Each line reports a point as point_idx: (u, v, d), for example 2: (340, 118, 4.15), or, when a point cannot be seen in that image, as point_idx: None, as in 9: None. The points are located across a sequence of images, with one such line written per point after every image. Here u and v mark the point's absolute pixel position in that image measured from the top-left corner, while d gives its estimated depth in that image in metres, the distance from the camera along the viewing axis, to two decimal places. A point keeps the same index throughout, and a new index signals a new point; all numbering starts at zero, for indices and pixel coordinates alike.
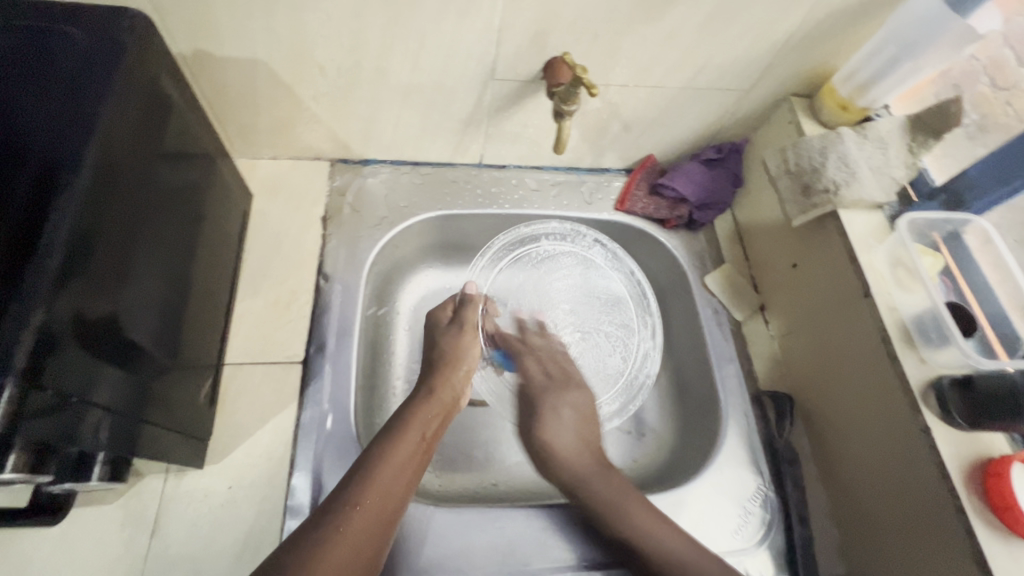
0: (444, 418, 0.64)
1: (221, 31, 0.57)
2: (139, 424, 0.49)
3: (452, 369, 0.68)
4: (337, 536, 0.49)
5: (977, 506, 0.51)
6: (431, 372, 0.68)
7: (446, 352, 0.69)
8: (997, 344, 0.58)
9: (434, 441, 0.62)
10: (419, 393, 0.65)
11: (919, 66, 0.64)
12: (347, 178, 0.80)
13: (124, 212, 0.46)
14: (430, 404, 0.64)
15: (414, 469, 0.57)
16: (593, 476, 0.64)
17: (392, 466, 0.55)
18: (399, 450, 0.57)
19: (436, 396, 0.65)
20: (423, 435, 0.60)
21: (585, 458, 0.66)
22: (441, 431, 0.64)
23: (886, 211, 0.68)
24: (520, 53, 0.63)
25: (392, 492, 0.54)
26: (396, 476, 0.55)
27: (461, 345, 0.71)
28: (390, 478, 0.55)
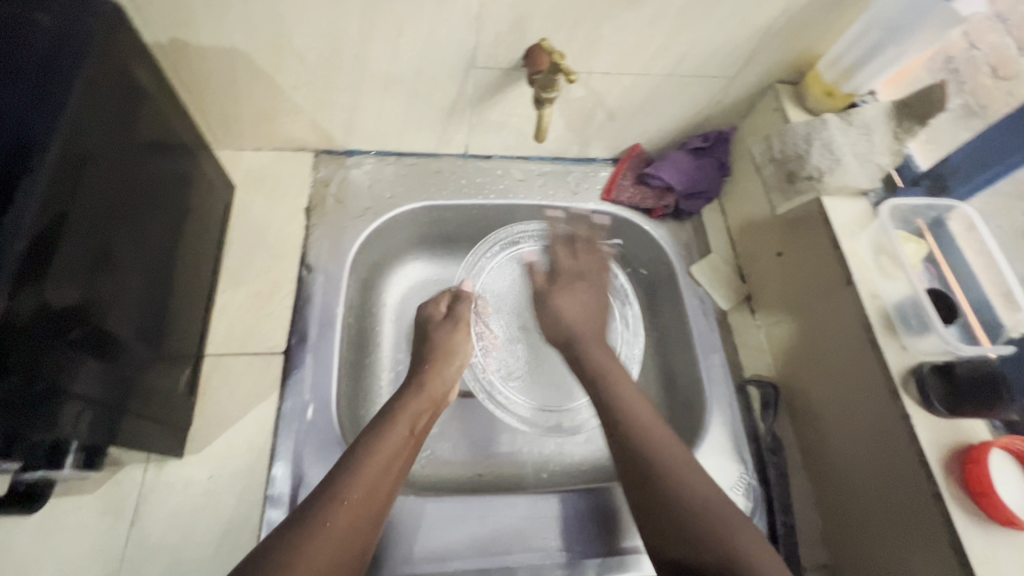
0: (432, 412, 0.64)
1: (197, 20, 0.57)
2: (118, 413, 0.49)
3: (445, 362, 0.69)
4: (324, 530, 0.48)
5: (956, 492, 0.51)
6: (421, 367, 0.67)
7: (438, 347, 0.69)
8: (979, 331, 0.57)
9: (422, 434, 0.62)
10: (408, 387, 0.65)
11: (903, 51, 0.63)
12: (331, 168, 0.80)
13: (94, 199, 0.46)
14: (420, 398, 0.63)
15: (402, 462, 0.58)
16: (606, 386, 0.63)
17: (381, 460, 0.55)
18: (390, 445, 0.57)
19: (426, 390, 0.65)
20: (413, 428, 0.60)
21: (606, 378, 0.64)
22: (430, 424, 0.64)
23: (870, 198, 0.68)
24: (499, 41, 0.63)
25: (382, 484, 0.54)
26: (386, 468, 0.55)
27: (452, 341, 0.71)
28: (382, 468, 0.55)
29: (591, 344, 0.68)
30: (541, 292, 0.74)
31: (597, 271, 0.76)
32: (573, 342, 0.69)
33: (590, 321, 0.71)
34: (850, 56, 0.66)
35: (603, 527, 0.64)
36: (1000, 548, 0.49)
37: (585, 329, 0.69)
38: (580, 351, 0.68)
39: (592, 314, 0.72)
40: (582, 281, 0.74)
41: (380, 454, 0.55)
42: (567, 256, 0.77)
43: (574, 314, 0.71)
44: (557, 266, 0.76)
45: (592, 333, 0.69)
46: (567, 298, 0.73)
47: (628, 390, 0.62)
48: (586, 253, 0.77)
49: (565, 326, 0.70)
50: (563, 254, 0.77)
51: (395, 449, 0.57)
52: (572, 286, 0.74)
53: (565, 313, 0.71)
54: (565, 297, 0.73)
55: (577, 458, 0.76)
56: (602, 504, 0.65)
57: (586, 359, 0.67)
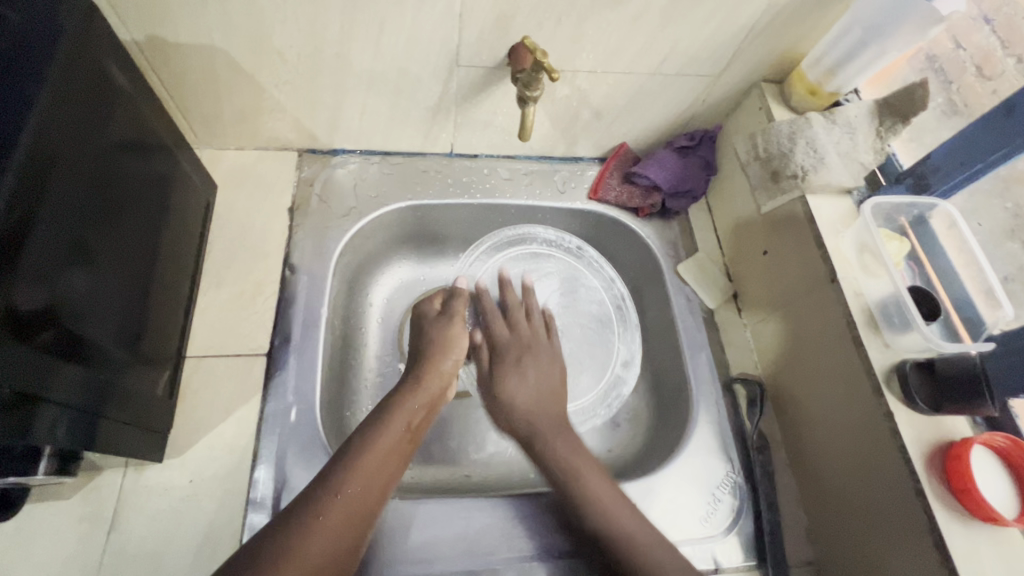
0: (432, 406, 0.64)
1: (174, 17, 0.56)
2: (95, 418, 0.49)
3: (442, 357, 0.67)
4: (316, 526, 0.49)
5: (938, 488, 0.51)
6: (420, 360, 0.67)
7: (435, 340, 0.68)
8: (962, 329, 0.58)
9: (420, 432, 0.61)
10: (407, 381, 0.64)
11: (885, 50, 0.63)
12: (315, 168, 0.79)
13: (65, 201, 0.45)
14: (418, 393, 0.63)
15: (396, 460, 0.57)
16: (579, 483, 0.59)
17: (375, 455, 0.55)
18: (386, 440, 0.57)
19: (424, 384, 0.64)
20: (409, 425, 0.60)
21: (574, 472, 0.60)
22: (430, 418, 0.63)
23: (854, 196, 0.68)
24: (483, 39, 0.62)
25: (377, 482, 0.54)
26: (382, 462, 0.55)
27: (453, 336, 0.69)
28: (374, 465, 0.55)
29: (551, 435, 0.64)
30: (489, 376, 0.70)
31: (524, 334, 0.72)
32: (535, 442, 0.64)
33: (545, 404, 0.66)
34: (832, 55, 0.66)
35: None
36: (980, 543, 0.49)
37: (540, 422, 0.65)
38: (543, 449, 0.63)
39: (548, 391, 0.68)
40: (525, 355, 0.70)
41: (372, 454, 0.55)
42: (453, 365, 0.67)
43: (529, 392, 0.67)
44: (491, 338, 0.72)
45: (552, 428, 0.64)
46: (523, 381, 0.68)
47: (595, 478, 0.60)
48: (514, 375, 0.68)
49: (519, 417, 0.66)
50: (502, 329, 0.72)
51: (389, 448, 0.57)
52: (527, 360, 0.70)
53: (519, 397, 0.67)
54: (513, 381, 0.68)
55: None
56: None
57: (539, 441, 0.64)
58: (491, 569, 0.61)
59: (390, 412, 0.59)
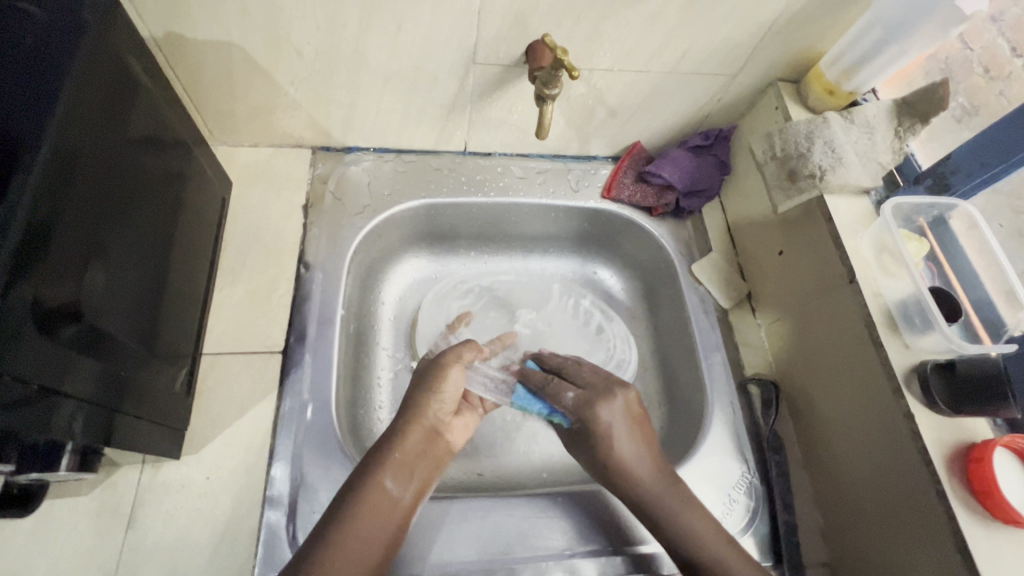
0: (426, 452, 0.59)
1: (194, 14, 0.56)
2: (113, 414, 0.49)
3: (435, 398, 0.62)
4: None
5: (959, 490, 0.51)
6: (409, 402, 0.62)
7: (426, 381, 0.63)
8: (982, 331, 0.57)
9: (415, 480, 0.58)
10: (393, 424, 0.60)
11: (905, 49, 0.62)
12: (329, 166, 0.79)
13: (87, 195, 0.45)
14: (406, 442, 0.58)
15: (386, 518, 0.54)
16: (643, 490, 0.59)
17: (359, 519, 0.52)
18: (367, 499, 0.54)
19: (413, 430, 0.59)
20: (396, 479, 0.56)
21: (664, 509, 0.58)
22: (425, 465, 0.59)
23: (872, 197, 0.67)
24: (500, 36, 0.62)
25: (364, 545, 0.52)
26: (366, 526, 0.53)
27: (446, 375, 0.63)
28: (363, 531, 0.52)
29: (676, 505, 0.58)
30: (582, 442, 0.63)
31: (610, 392, 0.63)
32: (653, 503, 0.58)
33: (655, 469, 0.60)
34: (851, 54, 0.66)
35: (607, 525, 0.64)
36: (1002, 546, 0.49)
37: (659, 487, 0.58)
38: (663, 514, 0.58)
39: (657, 453, 0.61)
40: (640, 424, 0.62)
41: (355, 521, 0.52)
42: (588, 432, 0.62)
43: (637, 453, 0.60)
44: (569, 407, 0.64)
45: (670, 485, 0.59)
46: (626, 436, 0.61)
47: (701, 521, 0.57)
48: (612, 418, 0.61)
49: (636, 485, 0.59)
50: (568, 391, 0.65)
51: (372, 509, 0.54)
52: (636, 424, 0.62)
53: (628, 456, 0.60)
54: (618, 441, 0.60)
55: None
56: (604, 503, 0.65)
57: (625, 485, 0.60)
58: (508, 569, 0.60)
59: (374, 473, 0.56)
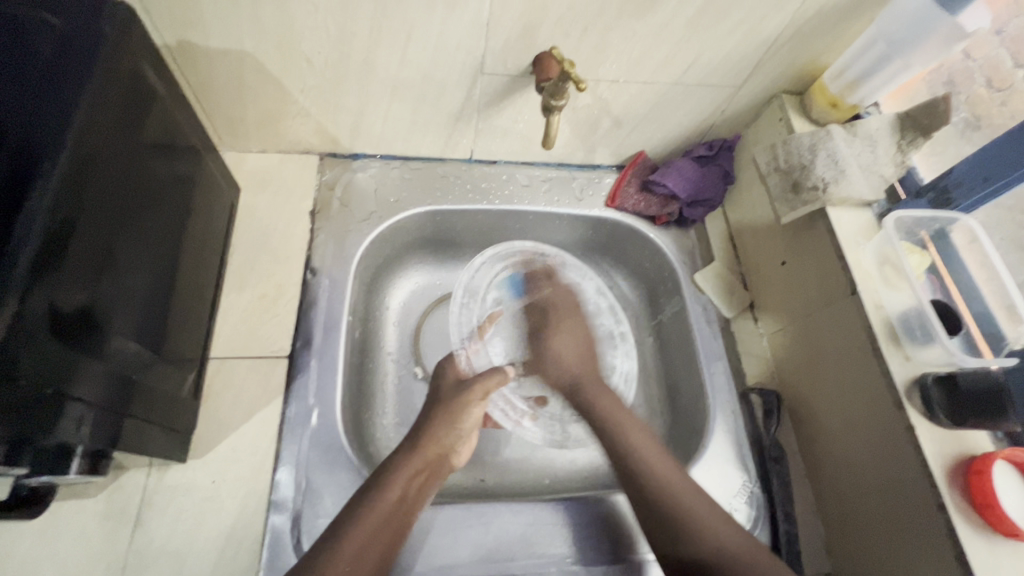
0: (430, 472, 0.61)
1: (207, 23, 0.57)
2: (122, 417, 0.49)
3: (451, 423, 0.65)
4: None
5: (959, 502, 0.52)
6: (422, 424, 0.64)
7: (444, 406, 0.66)
8: (982, 344, 0.58)
9: (419, 497, 0.59)
10: (404, 444, 0.62)
11: (909, 64, 0.63)
12: (336, 172, 0.79)
13: (102, 200, 0.46)
14: (414, 458, 0.60)
15: (391, 531, 0.56)
16: (623, 438, 0.64)
17: (364, 530, 0.54)
18: (377, 510, 0.55)
19: (421, 448, 0.62)
20: (404, 493, 0.58)
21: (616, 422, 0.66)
22: (428, 484, 0.61)
23: (874, 209, 0.68)
24: (509, 47, 0.63)
25: (369, 556, 0.54)
26: (372, 536, 0.54)
27: (466, 410, 0.66)
28: (368, 539, 0.54)
29: (595, 387, 0.70)
30: (536, 339, 0.76)
31: (563, 297, 0.78)
32: (578, 392, 0.70)
33: (586, 362, 0.73)
34: (854, 68, 0.67)
35: (606, 531, 0.64)
36: (1003, 559, 0.49)
37: (582, 373, 0.71)
38: (589, 398, 0.69)
39: (590, 358, 0.73)
40: (563, 318, 0.76)
41: (361, 527, 0.54)
42: (567, 349, 0.74)
43: (572, 356, 0.73)
44: (540, 300, 0.78)
45: (591, 376, 0.71)
46: (562, 340, 0.75)
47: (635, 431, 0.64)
48: (560, 333, 0.75)
49: (561, 374, 0.72)
50: (545, 291, 0.79)
51: (383, 518, 0.55)
52: (567, 325, 0.76)
53: (563, 352, 0.73)
54: (558, 338, 0.74)
55: (582, 464, 0.76)
56: (604, 511, 0.65)
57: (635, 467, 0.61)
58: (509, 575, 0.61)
59: (388, 479, 0.58)
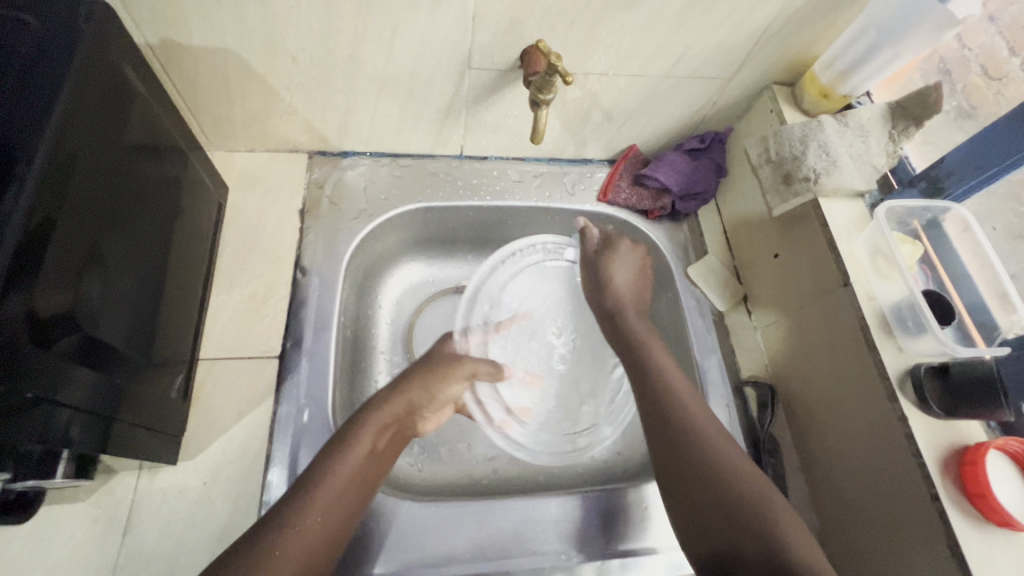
0: (398, 429, 0.62)
1: (189, 20, 0.56)
2: (110, 420, 0.49)
3: (427, 390, 0.66)
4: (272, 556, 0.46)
5: (951, 492, 0.52)
6: (396, 383, 0.64)
7: (416, 370, 0.66)
8: (976, 333, 0.58)
9: (389, 452, 0.60)
10: (373, 398, 0.62)
11: (898, 53, 0.63)
12: (326, 170, 0.79)
13: (84, 202, 0.45)
14: (384, 413, 0.60)
15: (364, 481, 0.55)
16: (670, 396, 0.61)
17: (339, 482, 0.53)
18: (349, 460, 0.54)
19: (391, 402, 0.61)
20: (375, 446, 0.57)
21: (666, 397, 0.61)
22: (395, 442, 0.61)
23: (867, 200, 0.68)
24: (495, 42, 0.62)
25: (342, 509, 0.53)
26: (344, 488, 0.53)
27: (451, 372, 0.68)
28: (341, 486, 0.53)
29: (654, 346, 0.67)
30: (592, 261, 0.76)
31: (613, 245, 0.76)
32: (616, 314, 0.71)
33: (639, 289, 0.74)
34: (846, 57, 0.66)
35: (607, 525, 0.64)
36: (996, 549, 0.49)
37: (631, 296, 0.72)
38: (624, 326, 0.70)
39: (644, 281, 0.75)
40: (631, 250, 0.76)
41: (334, 478, 0.53)
42: (627, 279, 0.74)
43: (627, 280, 0.73)
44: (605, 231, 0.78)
45: (639, 304, 0.72)
46: (624, 268, 0.74)
47: (658, 351, 0.66)
48: (625, 254, 0.75)
49: (609, 296, 0.73)
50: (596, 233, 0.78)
51: (353, 470, 0.54)
52: (621, 254, 0.75)
53: (620, 281, 0.73)
54: (616, 264, 0.74)
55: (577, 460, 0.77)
56: (605, 507, 0.65)
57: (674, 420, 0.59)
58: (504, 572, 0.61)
59: (359, 428, 0.57)
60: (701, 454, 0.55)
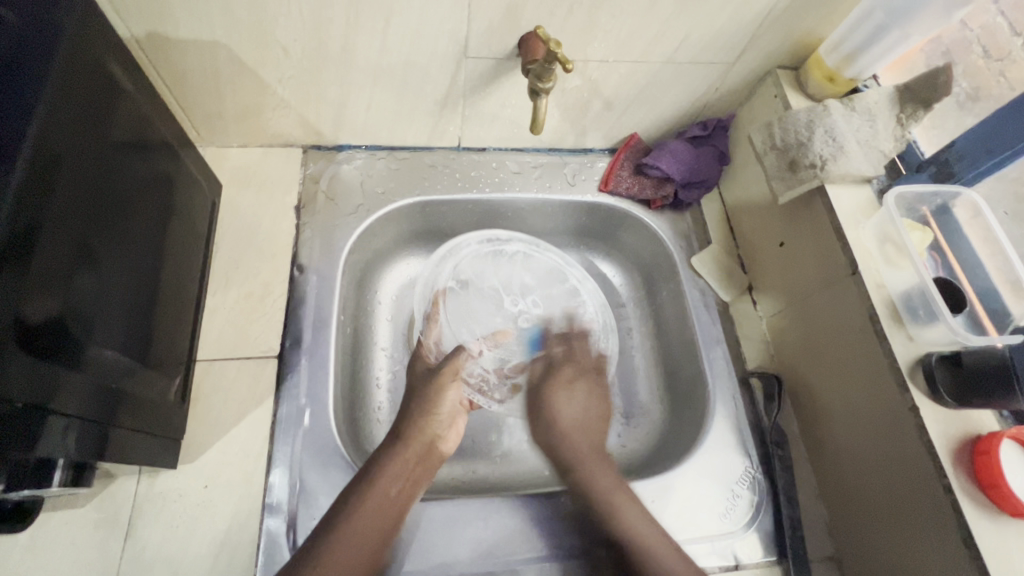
0: (418, 462, 0.62)
1: (176, 12, 0.54)
2: (107, 427, 0.48)
3: (430, 415, 0.66)
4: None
5: (965, 483, 0.51)
6: (404, 417, 0.65)
7: (421, 399, 0.67)
8: (987, 320, 0.57)
9: (412, 487, 0.61)
10: (389, 438, 0.63)
11: (907, 34, 0.61)
12: (320, 165, 0.77)
13: (71, 204, 0.44)
14: (400, 451, 0.62)
15: (386, 518, 0.58)
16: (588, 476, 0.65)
17: (354, 524, 0.56)
18: (368, 502, 0.57)
19: (404, 440, 0.63)
20: (390, 487, 0.58)
21: (583, 466, 0.67)
22: (417, 476, 0.62)
23: (874, 185, 0.66)
24: (492, 29, 0.60)
25: (362, 549, 0.55)
26: (365, 528, 0.56)
27: (445, 393, 0.68)
28: (361, 527, 0.56)
29: (594, 465, 0.66)
30: (541, 385, 0.74)
31: (580, 360, 0.76)
32: (560, 447, 0.70)
33: (589, 431, 0.71)
34: (852, 41, 0.64)
35: None
36: (1009, 539, 0.49)
37: (581, 445, 0.69)
38: (582, 479, 0.65)
39: (596, 413, 0.73)
40: (578, 378, 0.74)
41: (353, 520, 0.56)
42: (579, 413, 0.72)
43: (574, 419, 0.71)
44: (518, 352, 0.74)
45: (595, 457, 0.67)
46: (568, 399, 0.72)
47: (635, 514, 0.61)
48: (568, 395, 0.73)
49: (558, 435, 0.70)
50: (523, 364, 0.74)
51: (372, 510, 0.57)
52: (575, 381, 0.74)
53: (561, 415, 0.71)
54: (563, 396, 0.73)
55: None
56: None
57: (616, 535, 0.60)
58: (511, 570, 0.60)
59: (377, 470, 0.59)
60: (608, 517, 0.61)
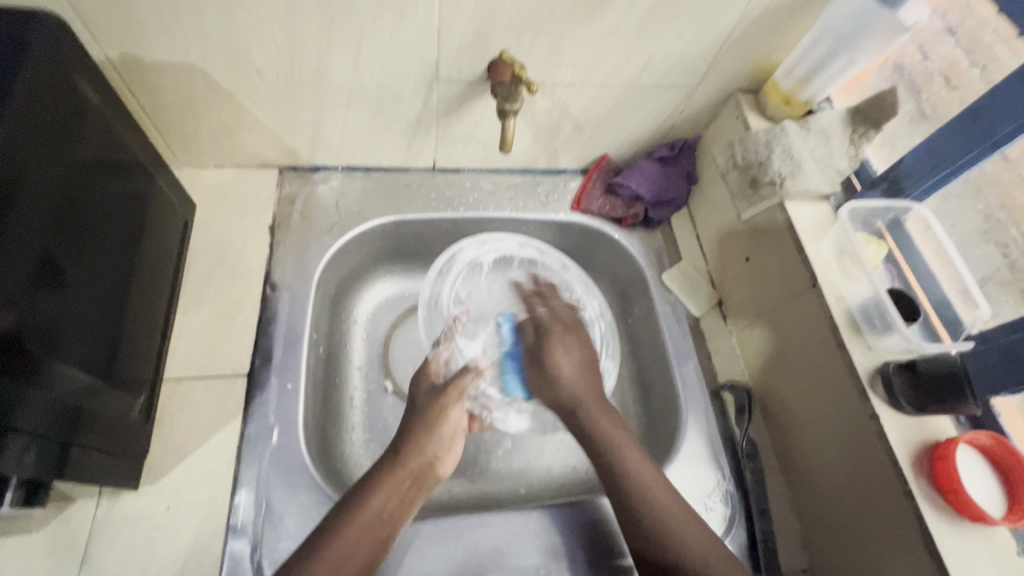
0: (412, 483, 0.60)
1: (150, 35, 0.56)
2: (66, 445, 0.47)
3: (428, 433, 0.63)
4: None
5: (926, 490, 0.52)
6: (402, 435, 0.63)
7: (417, 419, 0.64)
8: (941, 329, 0.59)
9: (403, 508, 0.58)
10: (384, 458, 0.61)
11: (854, 59, 0.65)
12: (296, 185, 0.78)
13: (32, 219, 0.44)
14: (398, 469, 0.59)
15: (375, 541, 0.54)
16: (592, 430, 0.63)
17: (338, 545, 0.52)
18: (356, 523, 0.54)
19: (401, 461, 0.60)
20: (383, 506, 0.56)
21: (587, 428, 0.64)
22: (411, 496, 0.59)
23: (832, 202, 0.69)
24: (461, 54, 0.63)
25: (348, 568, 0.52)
26: (348, 554, 0.52)
27: (444, 412, 0.66)
28: (344, 550, 0.52)
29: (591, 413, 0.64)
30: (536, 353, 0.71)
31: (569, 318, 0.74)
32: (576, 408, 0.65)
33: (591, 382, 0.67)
34: (804, 65, 0.68)
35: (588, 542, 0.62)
36: (970, 542, 0.50)
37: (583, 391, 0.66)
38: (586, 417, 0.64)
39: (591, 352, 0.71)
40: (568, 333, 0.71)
41: (342, 540, 0.52)
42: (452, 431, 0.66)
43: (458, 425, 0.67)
44: (539, 319, 0.74)
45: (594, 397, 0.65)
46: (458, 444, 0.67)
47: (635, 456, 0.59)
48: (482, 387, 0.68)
49: (564, 387, 0.66)
50: (544, 309, 0.75)
51: (359, 530, 0.53)
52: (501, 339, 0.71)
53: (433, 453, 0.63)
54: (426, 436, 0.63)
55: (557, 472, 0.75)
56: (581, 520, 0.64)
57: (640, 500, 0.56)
58: None
59: (369, 489, 0.57)
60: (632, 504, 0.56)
